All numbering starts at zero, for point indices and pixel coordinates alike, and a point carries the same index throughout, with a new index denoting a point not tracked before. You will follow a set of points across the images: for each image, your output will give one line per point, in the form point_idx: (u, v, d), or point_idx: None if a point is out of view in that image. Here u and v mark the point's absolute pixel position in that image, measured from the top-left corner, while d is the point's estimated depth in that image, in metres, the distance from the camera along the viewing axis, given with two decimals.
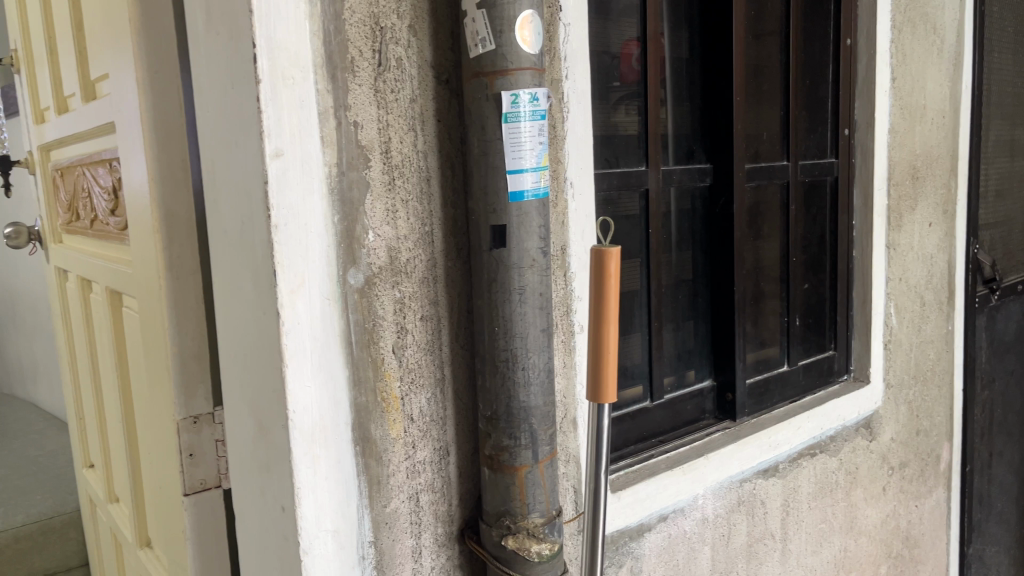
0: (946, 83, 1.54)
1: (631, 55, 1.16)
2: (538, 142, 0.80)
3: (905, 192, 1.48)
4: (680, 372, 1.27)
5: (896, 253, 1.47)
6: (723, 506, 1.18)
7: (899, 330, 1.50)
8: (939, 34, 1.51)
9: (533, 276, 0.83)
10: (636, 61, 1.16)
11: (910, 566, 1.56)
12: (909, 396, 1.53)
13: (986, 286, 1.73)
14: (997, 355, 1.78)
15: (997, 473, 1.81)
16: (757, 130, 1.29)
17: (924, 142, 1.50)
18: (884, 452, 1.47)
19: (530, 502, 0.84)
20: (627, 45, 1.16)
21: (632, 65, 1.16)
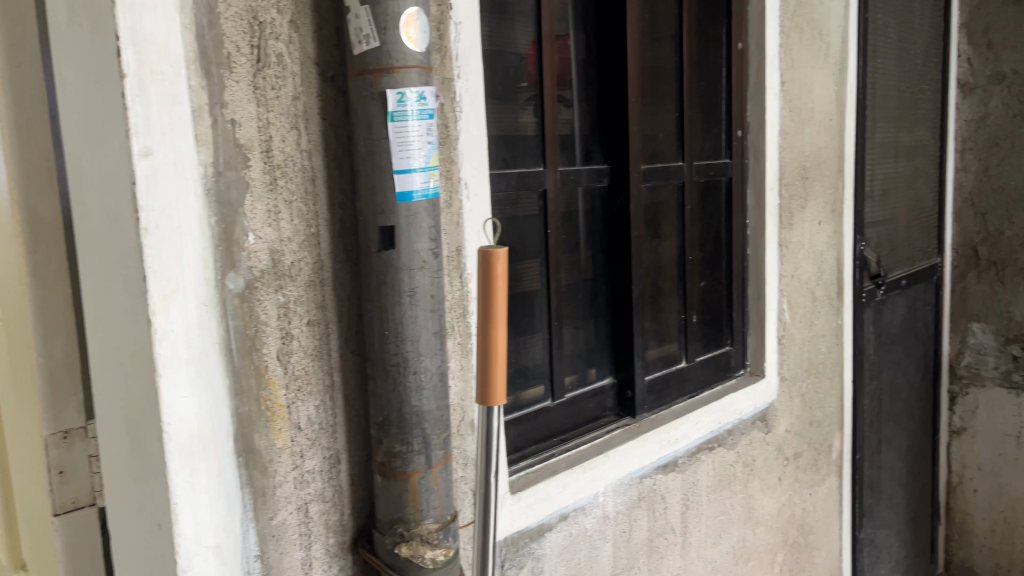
0: (832, 88, 1.60)
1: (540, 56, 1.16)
2: (426, 141, 0.79)
3: (795, 192, 1.53)
4: (581, 370, 1.28)
5: (787, 250, 1.53)
6: (624, 502, 1.19)
7: (792, 324, 1.55)
8: (824, 39, 1.57)
9: (423, 278, 0.81)
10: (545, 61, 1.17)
11: (806, 553, 1.61)
12: (802, 388, 1.58)
13: (872, 282, 1.80)
14: (883, 347, 1.86)
15: (886, 460, 1.89)
16: (653, 131, 1.31)
17: (812, 144, 1.56)
18: (778, 444, 1.52)
19: (423, 508, 0.82)
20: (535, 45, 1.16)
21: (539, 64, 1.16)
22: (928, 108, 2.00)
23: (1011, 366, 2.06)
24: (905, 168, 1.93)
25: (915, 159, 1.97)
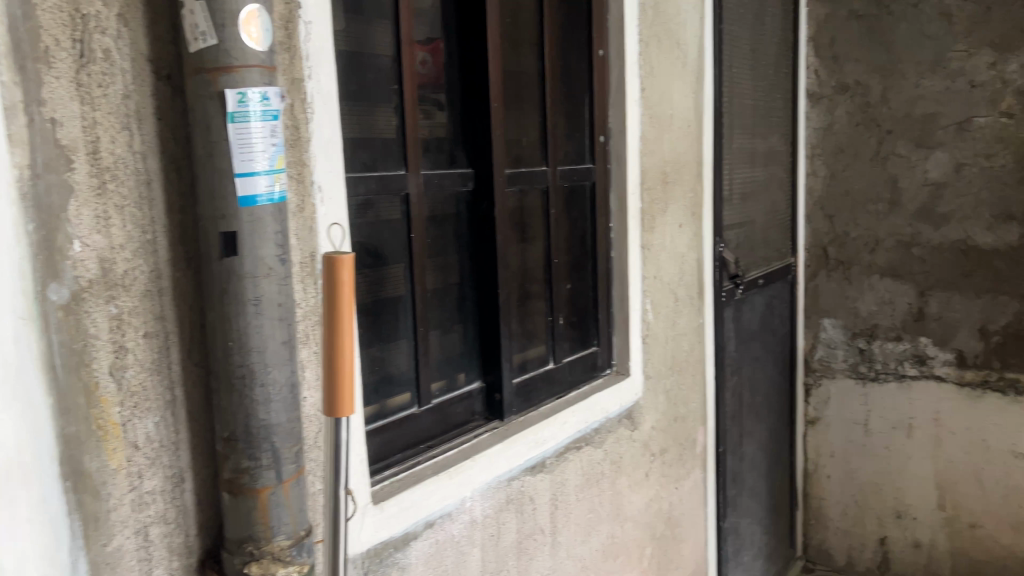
0: (690, 95, 1.67)
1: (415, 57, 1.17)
2: (270, 143, 0.77)
3: (656, 196, 1.58)
4: (449, 376, 1.26)
5: (650, 253, 1.58)
6: (491, 506, 1.19)
7: (655, 324, 1.60)
8: (681, 49, 1.63)
9: (270, 286, 0.78)
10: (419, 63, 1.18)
11: (673, 545, 1.67)
12: (666, 385, 1.64)
13: (731, 282, 1.88)
14: (743, 343, 1.95)
15: (748, 452, 1.98)
16: (517, 136, 1.32)
17: (671, 149, 1.62)
18: (644, 441, 1.57)
19: (274, 525, 0.80)
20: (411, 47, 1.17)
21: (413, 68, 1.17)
22: (780, 116, 2.11)
23: (858, 358, 2.21)
24: (761, 173, 2.03)
25: (770, 164, 2.08)
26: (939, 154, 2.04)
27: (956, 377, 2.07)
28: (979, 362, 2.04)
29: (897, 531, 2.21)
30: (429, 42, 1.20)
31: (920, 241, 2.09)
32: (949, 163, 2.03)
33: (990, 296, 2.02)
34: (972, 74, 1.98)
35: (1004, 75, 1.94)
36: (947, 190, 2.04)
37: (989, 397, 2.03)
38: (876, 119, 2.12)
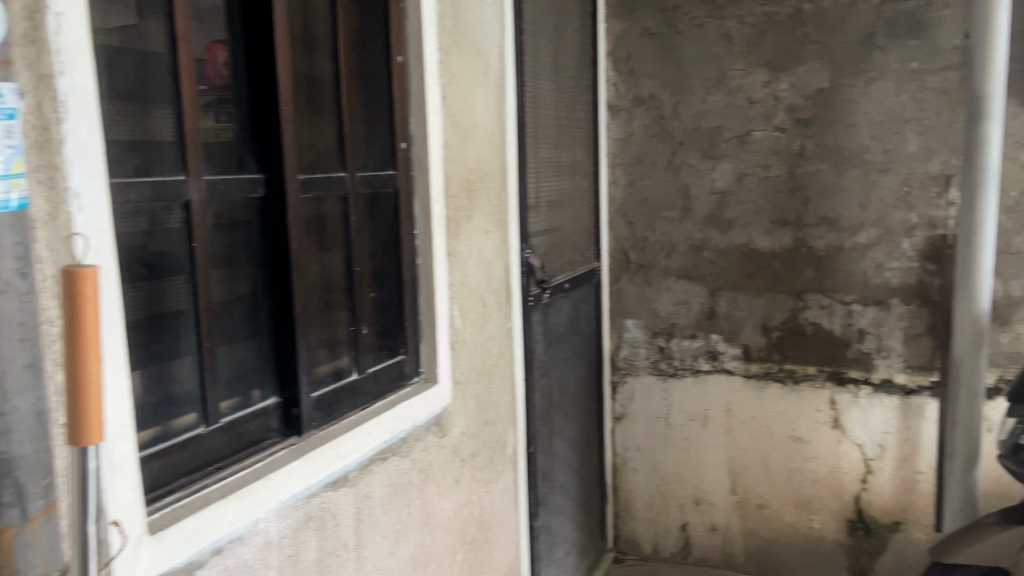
0: (492, 104, 1.70)
1: (217, 59, 1.14)
2: (6, 144, 0.68)
3: (460, 203, 1.59)
4: (241, 393, 1.20)
5: (455, 259, 1.59)
6: (288, 526, 1.14)
7: (463, 330, 1.61)
8: (482, 58, 1.65)
9: (6, 303, 0.71)
10: (222, 65, 1.14)
11: (485, 548, 1.68)
12: (475, 391, 1.65)
13: (539, 286, 1.93)
14: (551, 346, 2.01)
15: (558, 450, 2.05)
16: (312, 141, 1.28)
17: (475, 157, 1.64)
18: (454, 446, 1.57)
19: (20, 568, 0.72)
20: (212, 47, 1.13)
21: (217, 69, 1.14)
22: (583, 126, 2.20)
23: (658, 355, 2.35)
24: (566, 182, 2.11)
25: (574, 173, 2.16)
26: (723, 165, 2.21)
27: (743, 370, 2.24)
28: (762, 355, 2.22)
29: (696, 516, 2.37)
30: (216, 42, 1.14)
31: (710, 245, 2.25)
32: (732, 173, 2.20)
33: (769, 295, 2.20)
34: (749, 91, 2.15)
35: (777, 93, 2.12)
36: (731, 198, 2.21)
37: (771, 387, 2.22)
38: (669, 131, 2.26)
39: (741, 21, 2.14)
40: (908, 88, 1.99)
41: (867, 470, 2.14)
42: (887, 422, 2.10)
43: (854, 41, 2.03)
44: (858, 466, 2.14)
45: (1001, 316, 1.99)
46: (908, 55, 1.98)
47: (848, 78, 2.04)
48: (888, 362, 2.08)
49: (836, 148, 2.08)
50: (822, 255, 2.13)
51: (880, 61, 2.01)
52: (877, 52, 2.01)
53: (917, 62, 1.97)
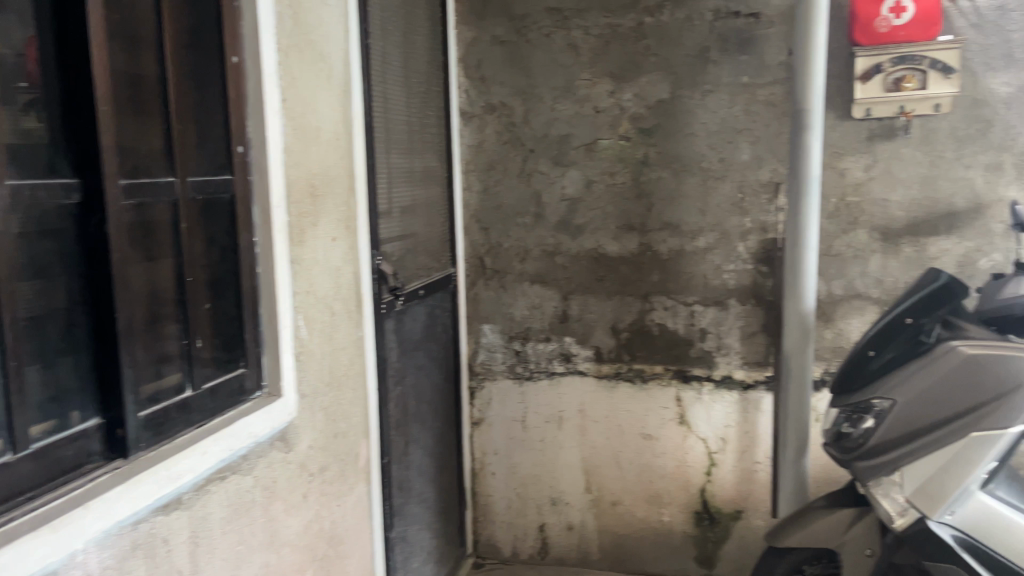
0: (337, 108, 1.66)
1: (35, 55, 1.03)
2: None
3: (304, 209, 1.55)
4: (59, 414, 1.08)
5: (300, 267, 1.54)
6: (112, 556, 1.07)
7: (309, 340, 1.57)
8: (326, 61, 1.61)
9: None
10: (42, 63, 1.04)
11: (337, 563, 1.64)
12: (323, 402, 1.61)
13: (391, 293, 1.90)
14: (405, 354, 1.99)
15: (414, 458, 2.02)
16: (134, 144, 1.18)
17: (319, 162, 1.60)
18: (301, 461, 1.52)
19: None
20: (29, 42, 1.03)
21: (37, 68, 1.04)
22: (435, 131, 2.19)
23: (515, 359, 2.37)
24: (421, 194, 2.11)
25: (427, 180, 2.14)
26: (573, 172, 2.26)
27: (595, 371, 2.31)
28: (613, 356, 2.29)
29: (553, 516, 2.41)
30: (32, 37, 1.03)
31: (562, 250, 2.30)
32: (581, 180, 2.26)
33: (618, 297, 2.27)
34: (595, 100, 2.22)
35: (621, 102, 2.20)
36: (581, 204, 2.27)
37: (621, 386, 2.29)
38: (520, 138, 2.29)
39: (587, 32, 2.20)
40: (740, 101, 2.11)
41: (710, 463, 2.25)
42: (727, 416, 2.22)
43: (691, 54, 2.13)
44: (702, 458, 2.25)
45: (825, 314, 2.15)
46: (739, 69, 2.10)
47: (687, 89, 2.15)
48: (727, 359, 2.20)
49: (677, 156, 2.18)
50: (666, 259, 2.22)
51: (714, 74, 2.12)
52: (712, 66, 2.12)
53: (747, 76, 2.10)
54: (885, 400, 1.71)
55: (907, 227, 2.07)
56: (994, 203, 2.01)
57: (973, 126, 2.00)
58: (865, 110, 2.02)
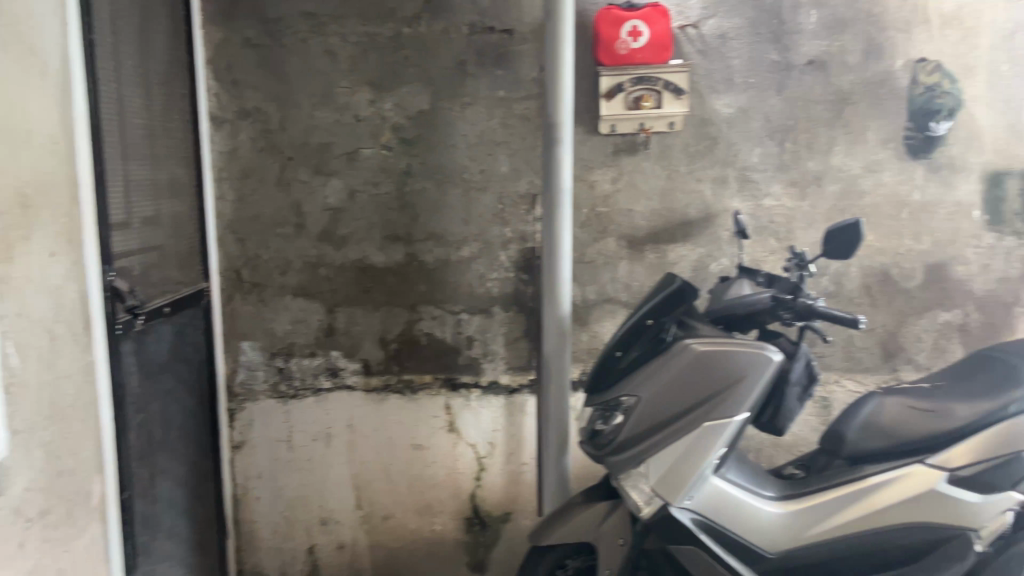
0: (53, 108, 1.48)
1: None
2: None
3: (13, 221, 1.36)
4: None
5: (7, 285, 1.34)
6: None
7: (24, 369, 1.38)
8: (37, 56, 1.44)
9: None
10: None
11: None
12: (43, 438, 1.43)
13: (128, 312, 1.72)
14: (149, 378, 1.82)
15: (162, 491, 1.86)
16: None
17: (31, 167, 1.41)
18: (14, 507, 1.33)
19: None
20: None
21: None
22: (180, 136, 2.04)
23: (278, 377, 2.27)
24: (166, 205, 1.95)
25: (172, 190, 1.99)
26: (334, 181, 2.21)
27: (363, 385, 2.26)
28: (381, 369, 2.26)
29: (323, 537, 2.33)
30: None
31: (325, 261, 2.24)
32: (344, 190, 2.21)
33: (385, 308, 2.25)
34: (355, 109, 2.18)
35: (382, 112, 2.18)
36: (343, 215, 2.22)
37: (391, 398, 2.27)
38: (277, 145, 2.20)
39: (344, 39, 2.16)
40: (497, 114, 2.17)
41: (479, 468, 2.28)
42: (494, 421, 2.27)
43: (449, 66, 2.16)
44: (472, 465, 2.28)
45: (581, 318, 2.26)
46: (495, 83, 2.16)
47: (446, 101, 2.17)
48: (493, 365, 2.25)
49: (439, 167, 2.19)
50: (431, 268, 2.23)
51: (471, 87, 2.16)
52: (469, 79, 2.16)
53: (503, 90, 2.17)
54: (632, 396, 1.82)
55: (649, 235, 2.23)
56: (720, 213, 2.23)
57: (701, 143, 2.20)
58: (610, 126, 2.15)
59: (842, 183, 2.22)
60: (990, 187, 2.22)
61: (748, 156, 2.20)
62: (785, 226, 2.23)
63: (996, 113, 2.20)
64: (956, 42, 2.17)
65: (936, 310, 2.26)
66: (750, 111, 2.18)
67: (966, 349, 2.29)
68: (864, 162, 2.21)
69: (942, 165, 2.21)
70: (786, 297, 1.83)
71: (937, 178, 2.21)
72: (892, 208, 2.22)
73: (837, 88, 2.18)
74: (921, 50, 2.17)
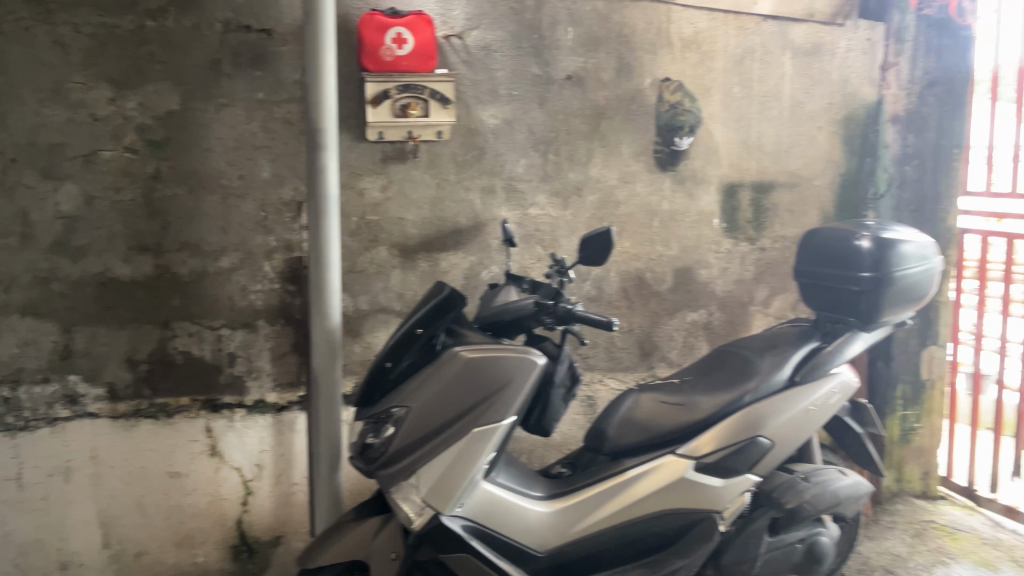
0: None
1: None
2: None
3: None
4: None
5: None
6: None
7: None
8: None
9: None
10: None
11: None
12: None
13: None
14: None
15: None
16: None
17: None
18: None
19: None
20: None
21: None
22: None
23: (3, 408, 2.00)
24: None
25: None
26: (67, 187, 1.99)
27: (109, 411, 2.05)
28: (130, 392, 2.06)
29: None
30: None
31: (59, 276, 2.00)
32: (80, 196, 2.00)
33: (133, 326, 2.05)
34: (92, 107, 1.98)
35: (125, 111, 1.99)
36: (80, 223, 2.00)
37: (142, 424, 2.08)
38: None
39: (77, 29, 1.95)
40: (257, 117, 2.07)
41: (246, 492, 2.17)
42: (261, 442, 2.16)
43: (201, 65, 2.02)
44: (237, 490, 2.16)
45: (353, 329, 2.20)
46: (253, 85, 2.06)
47: (199, 102, 2.03)
48: (258, 384, 2.14)
49: (192, 172, 2.05)
50: (186, 281, 2.07)
51: (227, 88, 2.04)
52: (225, 79, 2.04)
53: (262, 92, 2.06)
54: (402, 407, 1.77)
55: (421, 244, 2.22)
56: (489, 221, 2.27)
57: (469, 153, 2.22)
58: (378, 133, 2.11)
59: (600, 194, 2.34)
60: (726, 198, 2.46)
61: (514, 167, 2.26)
62: (549, 234, 2.32)
63: (729, 130, 2.44)
64: (694, 64, 2.37)
65: (684, 311, 2.46)
66: (514, 122, 2.24)
67: (711, 345, 2.52)
68: (619, 173, 2.35)
69: (686, 177, 2.41)
70: (548, 302, 1.89)
71: (682, 189, 2.41)
72: (645, 217, 2.39)
73: (594, 103, 2.30)
74: (665, 70, 2.35)
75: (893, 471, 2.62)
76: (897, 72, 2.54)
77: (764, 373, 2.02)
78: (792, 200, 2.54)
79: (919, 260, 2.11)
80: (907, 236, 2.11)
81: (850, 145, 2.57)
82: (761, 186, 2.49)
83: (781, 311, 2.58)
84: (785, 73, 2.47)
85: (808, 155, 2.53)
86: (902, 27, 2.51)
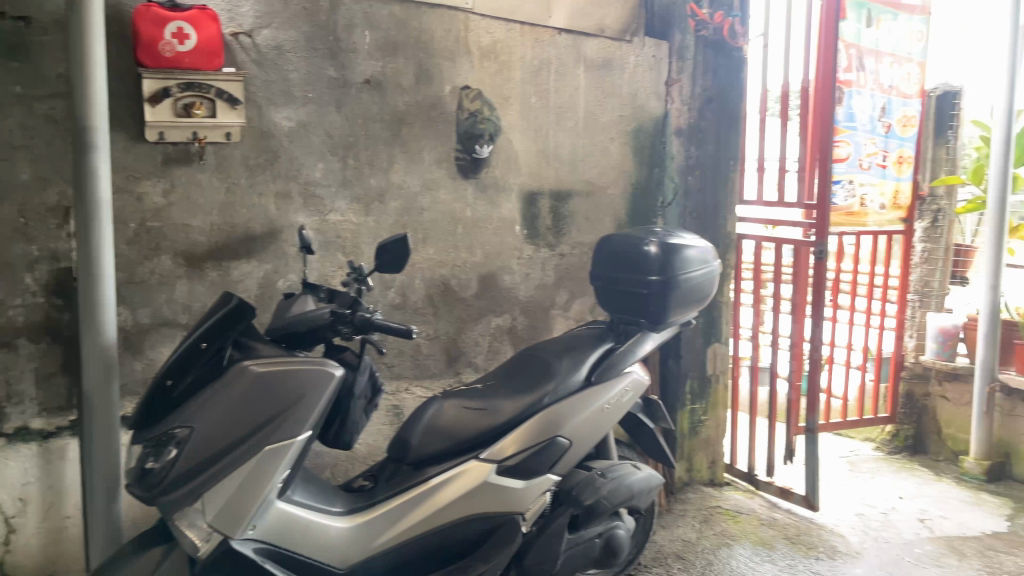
0: None
1: None
2: None
3: None
4: None
5: None
6: None
7: None
8: None
9: None
10: None
11: None
12: None
13: None
14: None
15: None
16: None
17: None
18: None
19: None
20: None
21: None
22: None
23: None
24: None
25: None
26: None
27: None
28: None
29: None
30: None
31: None
32: None
33: None
34: None
35: None
36: None
37: None
38: None
39: None
40: (14, 113, 1.87)
41: (7, 530, 1.95)
42: (25, 473, 1.96)
43: None
44: None
45: (133, 345, 2.03)
46: (9, 77, 1.85)
47: None
48: (21, 409, 1.94)
49: None
50: None
51: None
52: None
53: (20, 86, 1.87)
54: (184, 427, 1.64)
55: (209, 252, 2.09)
56: (285, 228, 2.18)
57: (261, 157, 2.12)
58: (158, 133, 1.96)
59: (403, 200, 2.32)
60: (526, 206, 2.52)
61: (311, 171, 2.19)
62: (351, 242, 2.27)
63: (528, 139, 2.50)
64: (493, 73, 2.41)
65: (488, 316, 2.50)
66: (310, 126, 2.17)
67: (515, 349, 2.58)
68: (421, 180, 2.34)
69: (488, 184, 2.44)
70: (345, 311, 1.83)
71: (484, 197, 2.44)
72: (448, 223, 2.39)
73: (394, 109, 2.27)
74: (465, 78, 2.37)
75: (685, 462, 2.80)
76: (679, 88, 2.71)
77: (562, 374, 2.08)
78: (588, 208, 2.65)
79: (701, 263, 2.26)
80: (690, 242, 2.25)
81: (639, 156, 2.72)
82: (560, 194, 2.58)
83: (580, 314, 2.69)
84: (579, 86, 2.57)
85: (602, 164, 2.65)
86: (683, 46, 2.69)
